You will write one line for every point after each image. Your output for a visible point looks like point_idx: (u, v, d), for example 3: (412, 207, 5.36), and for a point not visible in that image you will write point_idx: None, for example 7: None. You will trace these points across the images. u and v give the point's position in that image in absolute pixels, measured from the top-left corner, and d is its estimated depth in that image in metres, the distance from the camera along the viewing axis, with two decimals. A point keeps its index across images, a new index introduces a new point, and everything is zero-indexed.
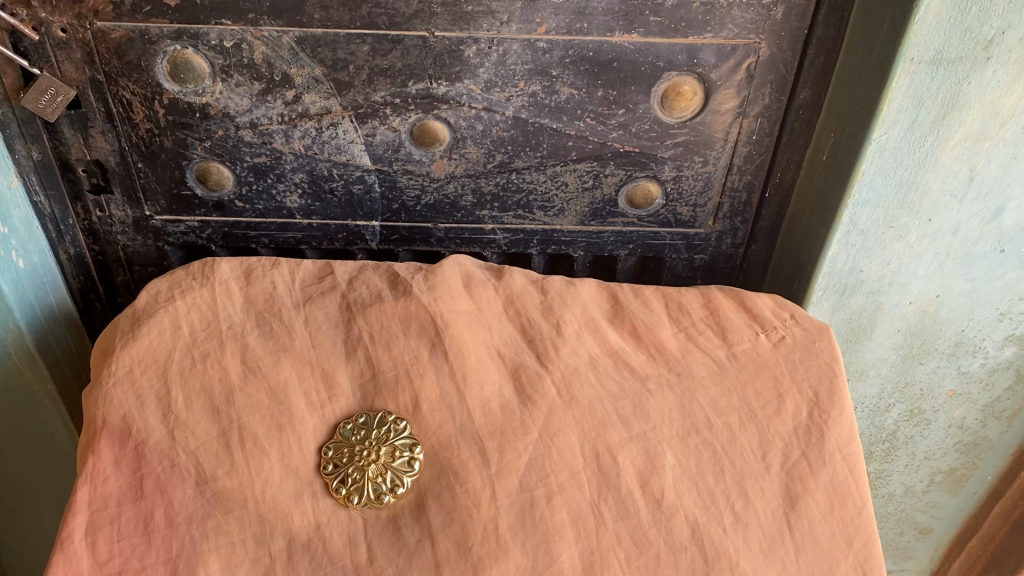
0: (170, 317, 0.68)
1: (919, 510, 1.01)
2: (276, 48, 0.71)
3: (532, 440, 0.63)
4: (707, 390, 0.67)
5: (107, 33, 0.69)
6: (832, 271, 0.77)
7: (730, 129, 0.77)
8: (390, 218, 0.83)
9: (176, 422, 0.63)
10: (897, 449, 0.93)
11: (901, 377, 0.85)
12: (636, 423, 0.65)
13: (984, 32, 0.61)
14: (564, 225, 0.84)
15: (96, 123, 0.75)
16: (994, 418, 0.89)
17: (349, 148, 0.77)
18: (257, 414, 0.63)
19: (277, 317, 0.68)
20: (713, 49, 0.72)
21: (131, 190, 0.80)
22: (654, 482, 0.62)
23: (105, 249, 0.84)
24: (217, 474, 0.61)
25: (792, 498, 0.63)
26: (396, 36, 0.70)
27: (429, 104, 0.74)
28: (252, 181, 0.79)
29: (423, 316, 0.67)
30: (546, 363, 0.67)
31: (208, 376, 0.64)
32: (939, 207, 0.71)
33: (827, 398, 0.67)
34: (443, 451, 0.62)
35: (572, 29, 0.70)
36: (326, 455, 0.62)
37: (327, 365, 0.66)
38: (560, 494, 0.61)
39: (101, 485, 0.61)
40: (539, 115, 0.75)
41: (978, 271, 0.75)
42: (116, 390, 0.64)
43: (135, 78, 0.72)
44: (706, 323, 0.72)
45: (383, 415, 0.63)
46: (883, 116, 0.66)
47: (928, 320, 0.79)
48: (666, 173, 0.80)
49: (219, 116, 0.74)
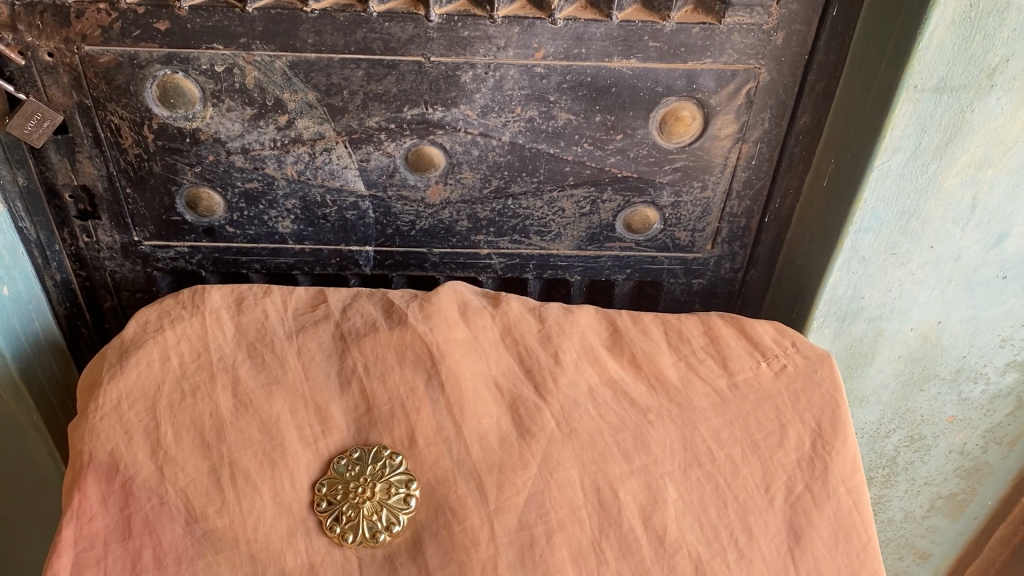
0: (159, 348, 0.66)
1: (919, 535, 1.00)
2: (269, 73, 0.69)
3: (531, 475, 0.61)
4: (709, 421, 0.66)
5: (95, 57, 0.68)
6: (833, 298, 0.75)
7: (730, 155, 0.76)
8: (384, 243, 0.81)
9: (165, 458, 0.61)
10: (898, 474, 0.92)
11: (901, 404, 0.84)
12: (637, 456, 0.63)
13: (987, 59, 0.61)
14: (561, 249, 0.82)
15: (84, 148, 0.73)
16: (995, 443, 0.88)
17: (342, 173, 0.76)
18: (249, 449, 0.61)
19: (269, 348, 0.67)
20: (712, 74, 0.71)
21: (119, 216, 0.78)
22: (656, 517, 0.61)
23: (93, 275, 0.83)
24: (208, 513, 0.59)
25: (796, 533, 0.61)
26: (392, 61, 0.69)
27: (424, 129, 0.73)
28: (243, 206, 0.78)
29: (419, 347, 0.66)
30: (545, 394, 0.66)
31: (198, 410, 0.63)
32: (941, 234, 0.70)
33: (830, 429, 0.65)
34: (441, 487, 0.61)
35: (570, 55, 0.69)
36: (320, 492, 0.61)
37: (320, 398, 0.64)
38: (560, 532, 0.60)
39: (87, 524, 0.59)
40: (535, 141, 0.74)
41: (980, 298, 0.75)
42: (103, 424, 0.62)
43: (123, 103, 0.70)
44: (707, 351, 0.71)
45: (379, 450, 0.62)
46: (886, 143, 0.65)
47: (930, 347, 0.79)
48: (665, 198, 0.79)
49: (210, 142, 0.73)
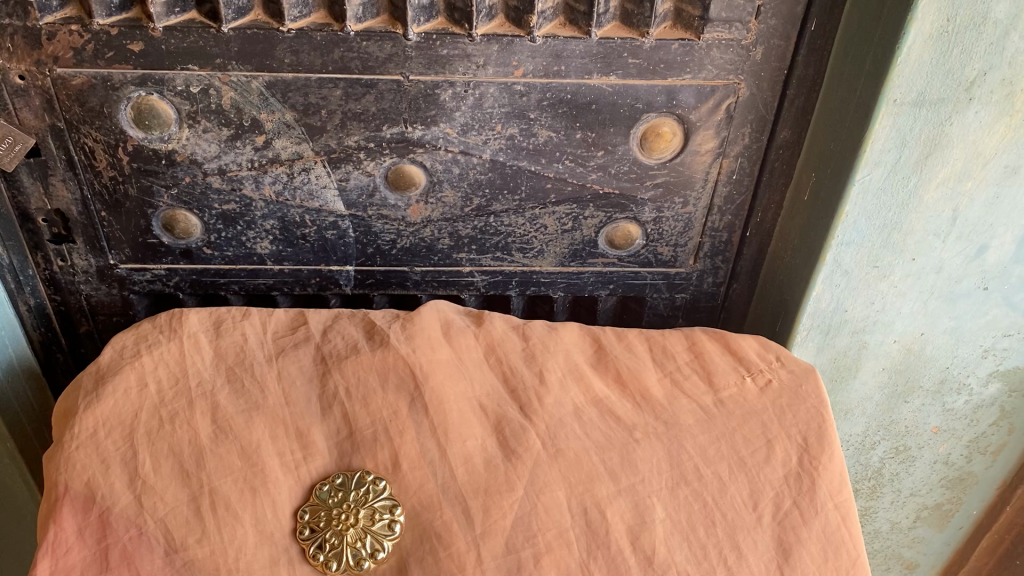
0: (136, 375, 0.65)
1: (905, 546, 1.00)
2: (245, 93, 0.68)
3: (517, 497, 0.61)
4: (695, 438, 0.65)
5: (67, 79, 0.66)
6: (816, 311, 0.75)
7: (711, 170, 0.76)
8: (364, 263, 0.80)
9: (143, 488, 0.59)
10: (884, 486, 0.92)
11: (886, 416, 0.84)
12: (624, 475, 0.63)
13: (966, 73, 0.61)
14: (543, 266, 0.82)
15: (57, 171, 0.72)
16: (979, 453, 0.89)
17: (321, 193, 0.75)
18: (229, 477, 0.60)
19: (249, 372, 0.65)
20: (692, 90, 0.71)
21: (94, 239, 0.77)
22: (645, 538, 0.60)
23: (68, 300, 0.81)
24: (188, 543, 0.58)
25: (785, 550, 0.61)
26: (370, 80, 0.68)
27: (404, 148, 0.72)
28: (221, 228, 0.77)
29: (401, 368, 0.65)
30: (530, 414, 0.65)
31: (176, 437, 0.62)
32: (922, 246, 0.70)
33: (817, 443, 0.65)
34: (426, 512, 0.60)
35: (550, 72, 0.69)
36: (303, 519, 0.60)
37: (302, 423, 0.63)
38: (548, 554, 0.59)
39: (63, 557, 0.57)
40: (516, 158, 0.74)
41: (961, 310, 0.75)
42: (79, 454, 0.61)
43: (97, 125, 0.69)
44: (692, 367, 0.70)
45: (362, 475, 0.61)
46: (867, 157, 0.65)
47: (913, 359, 0.79)
48: (647, 214, 0.78)
49: (187, 163, 0.72)
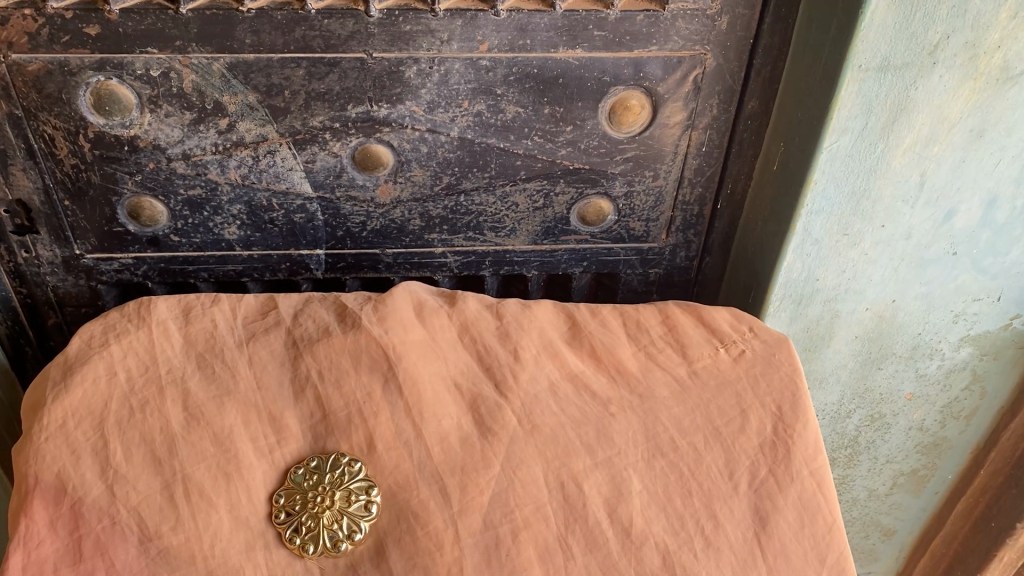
0: (105, 364, 0.64)
1: (883, 512, 1.01)
2: (206, 76, 0.67)
3: (494, 474, 0.61)
4: (670, 410, 0.65)
5: (23, 65, 0.65)
6: (788, 281, 0.76)
7: (680, 142, 0.76)
8: (335, 246, 0.79)
9: (115, 477, 0.59)
10: (860, 454, 0.93)
11: (861, 383, 0.85)
12: (600, 449, 0.63)
13: (929, 37, 0.61)
14: (516, 244, 0.82)
15: (17, 160, 0.70)
16: (952, 418, 0.90)
17: (288, 175, 0.74)
18: (202, 464, 0.59)
19: (219, 358, 0.65)
20: (659, 61, 0.70)
21: (58, 229, 0.76)
22: (622, 510, 0.61)
23: (34, 291, 0.80)
24: (162, 531, 0.57)
25: (762, 518, 0.61)
26: (333, 59, 0.68)
27: (370, 128, 0.72)
28: (187, 214, 0.76)
29: (374, 349, 0.64)
30: (505, 392, 0.65)
31: (147, 425, 0.61)
32: (891, 212, 0.71)
33: (791, 412, 0.65)
34: (402, 492, 0.60)
35: (515, 46, 0.68)
36: (278, 503, 0.59)
37: (274, 407, 0.62)
38: (526, 529, 0.59)
39: (35, 550, 0.57)
40: (485, 135, 0.73)
41: (931, 275, 0.75)
42: (49, 446, 0.60)
43: (56, 111, 0.68)
44: (666, 340, 0.70)
45: (336, 457, 0.60)
46: (833, 124, 0.66)
47: (885, 326, 0.79)
48: (618, 188, 0.78)
49: (150, 149, 0.71)
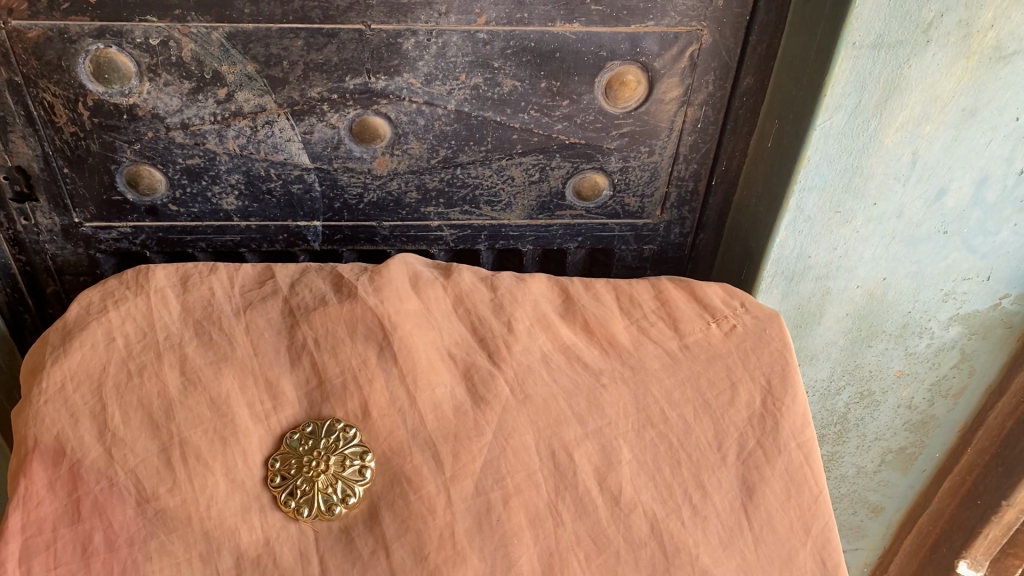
0: (104, 329, 0.65)
1: (871, 489, 1.02)
2: (205, 45, 0.68)
3: (486, 442, 0.62)
4: (661, 382, 0.66)
5: (23, 32, 0.65)
6: (780, 258, 0.76)
7: (676, 118, 0.76)
8: (332, 218, 0.80)
9: (113, 440, 0.60)
10: (849, 431, 0.94)
11: (850, 360, 0.86)
12: (591, 419, 0.64)
13: (923, 15, 0.62)
14: (512, 219, 0.82)
15: (17, 127, 0.71)
16: (941, 397, 0.91)
17: (286, 146, 0.74)
18: (198, 428, 0.60)
19: (217, 325, 0.65)
20: (656, 37, 0.71)
21: (57, 197, 0.76)
22: (611, 478, 0.62)
23: (33, 259, 0.80)
24: (159, 493, 0.58)
25: (749, 488, 0.62)
26: (331, 30, 0.68)
27: (368, 99, 0.72)
28: (186, 184, 0.76)
29: (370, 318, 0.65)
30: (499, 362, 0.66)
31: (146, 389, 0.62)
32: (883, 190, 0.72)
33: (780, 385, 0.66)
34: (396, 457, 0.61)
35: (513, 20, 0.69)
36: (274, 468, 0.60)
37: (271, 373, 0.63)
38: (517, 495, 0.60)
39: (35, 509, 0.58)
40: (482, 108, 0.74)
41: (922, 254, 0.76)
42: (48, 408, 0.61)
43: (56, 79, 0.68)
44: (658, 314, 0.71)
45: (332, 423, 0.61)
46: (827, 102, 0.66)
47: (875, 303, 0.80)
48: (613, 164, 0.79)
49: (149, 118, 0.71)
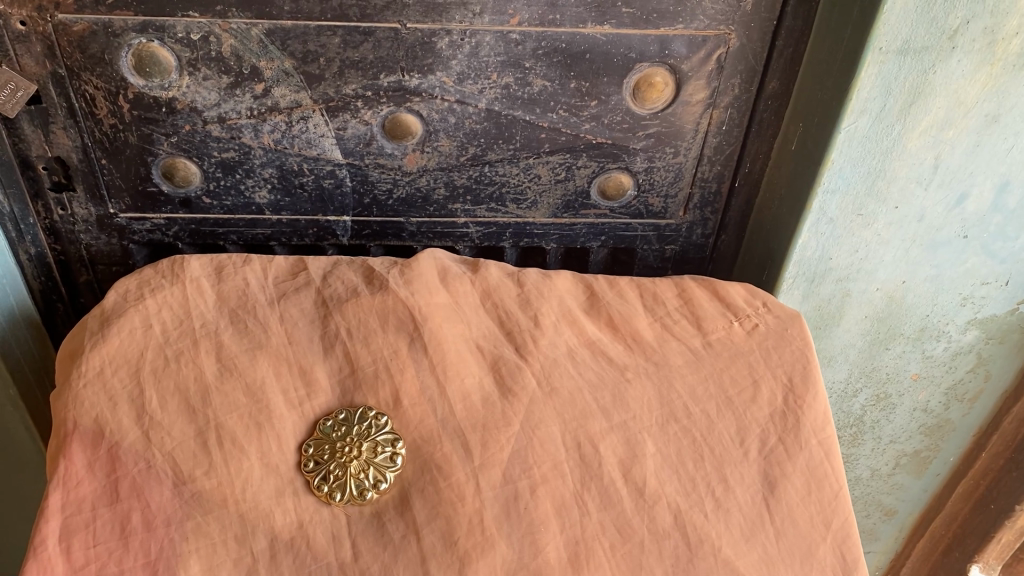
0: (141, 316, 0.66)
1: (885, 493, 1.03)
2: (245, 41, 0.69)
3: (514, 432, 0.63)
4: (684, 378, 0.68)
5: (69, 25, 0.67)
6: (802, 259, 0.78)
7: (701, 120, 0.78)
8: (361, 213, 0.82)
9: (151, 423, 0.61)
10: (864, 434, 0.95)
11: (868, 362, 0.87)
12: (616, 412, 0.65)
13: (949, 21, 0.63)
14: (537, 217, 0.84)
15: (58, 119, 0.73)
16: (956, 401, 0.92)
17: (319, 142, 0.76)
18: (234, 413, 0.62)
19: (251, 314, 0.67)
20: (684, 40, 0.72)
21: (94, 188, 0.78)
22: (636, 470, 0.63)
23: (68, 249, 0.82)
24: (195, 475, 0.60)
25: (771, 482, 0.64)
26: (367, 28, 0.70)
27: (401, 97, 0.74)
28: (220, 177, 0.78)
29: (401, 310, 0.67)
30: (526, 355, 0.67)
31: (182, 375, 0.63)
32: (905, 194, 0.73)
33: (801, 383, 0.67)
34: (426, 445, 0.62)
35: (545, 21, 0.70)
36: (307, 453, 0.61)
37: (304, 361, 0.65)
38: (544, 485, 0.61)
39: (74, 489, 0.59)
40: (511, 107, 0.75)
41: (941, 257, 0.77)
42: (87, 392, 0.62)
43: (98, 72, 0.70)
44: (682, 312, 0.72)
45: (364, 411, 0.63)
46: (852, 106, 0.67)
47: (894, 306, 0.81)
48: (639, 164, 0.80)
49: (187, 111, 0.73)
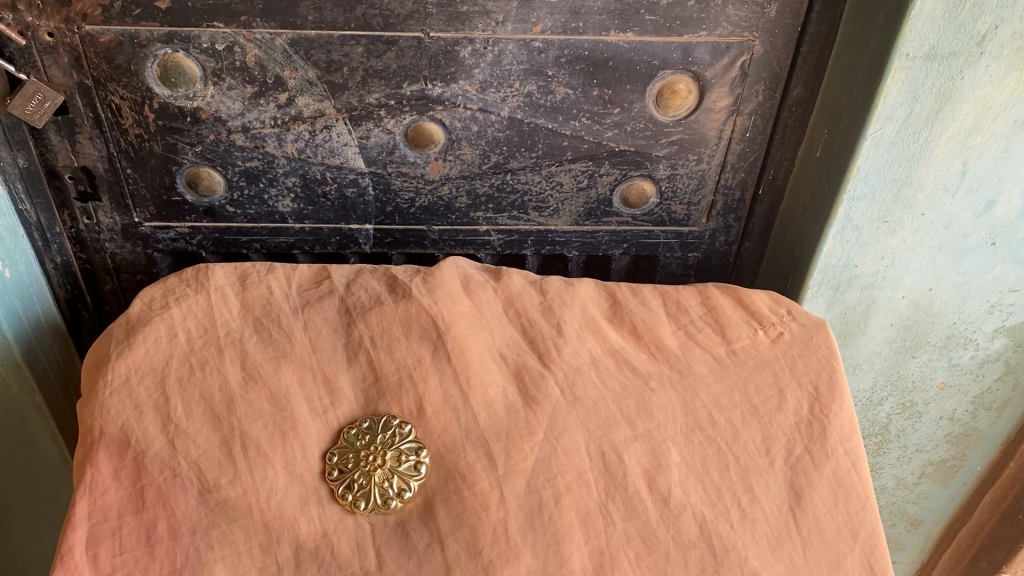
0: (166, 325, 0.66)
1: (911, 502, 1.02)
2: (269, 51, 0.70)
3: (538, 441, 0.63)
4: (709, 386, 0.67)
5: (95, 37, 0.68)
6: (827, 267, 0.77)
7: (724, 127, 0.77)
8: (383, 221, 0.82)
9: (176, 432, 0.61)
10: (890, 442, 0.94)
11: (894, 371, 0.86)
12: (640, 421, 0.65)
13: (977, 27, 0.62)
14: (558, 225, 0.84)
15: (85, 129, 0.73)
16: (984, 409, 0.91)
17: (342, 150, 0.76)
18: (259, 421, 0.62)
19: (276, 323, 0.67)
20: (707, 47, 0.72)
21: (119, 197, 0.79)
22: (661, 480, 0.63)
23: (93, 258, 0.83)
24: (220, 484, 0.60)
25: (797, 493, 0.63)
26: (391, 37, 0.70)
27: (424, 106, 0.74)
28: (244, 186, 0.78)
29: (424, 319, 0.67)
30: (549, 364, 0.67)
31: (207, 383, 0.63)
32: (932, 201, 0.72)
33: (827, 393, 0.67)
34: (450, 454, 0.62)
35: (568, 29, 0.70)
36: (331, 461, 0.61)
37: (328, 370, 0.65)
38: (568, 495, 0.61)
39: (101, 498, 0.59)
40: (534, 116, 0.75)
41: (970, 264, 0.76)
42: (113, 400, 0.62)
43: (124, 82, 0.71)
44: (705, 320, 0.72)
45: (388, 419, 0.63)
46: (878, 113, 0.67)
47: (921, 314, 0.80)
48: (661, 171, 0.80)
49: (211, 121, 0.73)
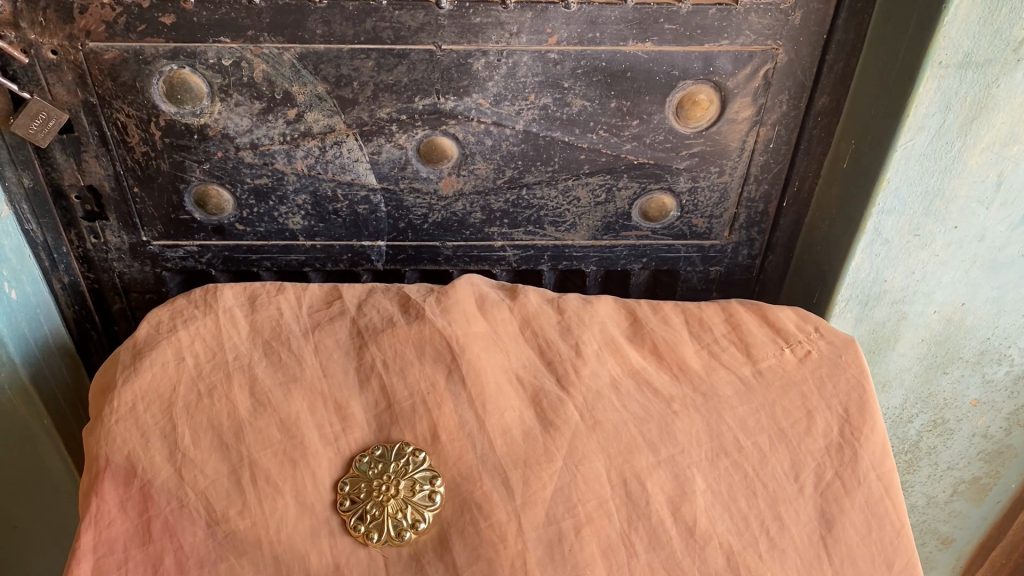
0: (173, 349, 0.65)
1: (941, 520, 0.99)
2: (276, 66, 0.68)
3: (557, 469, 0.60)
4: (734, 409, 0.64)
5: (100, 54, 0.66)
6: (855, 282, 0.74)
7: (747, 138, 0.75)
8: (396, 238, 0.80)
9: (183, 461, 0.59)
10: (920, 460, 0.91)
11: (924, 387, 0.83)
12: (663, 447, 0.62)
13: (1014, 33, 0.60)
14: (576, 239, 0.81)
15: (90, 147, 0.72)
16: (1019, 426, 0.87)
17: (353, 166, 0.74)
18: (268, 449, 0.60)
19: (285, 346, 0.65)
20: (729, 56, 0.69)
21: (127, 216, 0.77)
22: (686, 509, 0.60)
23: (101, 277, 0.81)
24: (229, 515, 0.58)
25: (829, 521, 0.60)
26: (402, 50, 0.68)
27: (436, 120, 0.72)
28: (253, 204, 0.76)
29: (438, 341, 0.64)
30: (568, 386, 0.64)
31: (216, 410, 0.61)
32: (965, 213, 0.69)
33: (858, 415, 0.64)
34: (466, 483, 0.60)
35: (585, 39, 0.68)
36: (343, 491, 0.59)
37: (340, 395, 0.63)
38: (589, 525, 0.59)
39: (106, 530, 0.58)
40: (550, 129, 0.73)
41: (1004, 278, 0.73)
42: (119, 428, 0.61)
43: (130, 99, 0.69)
44: (729, 339, 0.69)
45: (401, 447, 0.60)
46: (909, 123, 0.64)
47: (953, 329, 0.77)
48: (682, 184, 0.77)
49: (218, 138, 0.72)
